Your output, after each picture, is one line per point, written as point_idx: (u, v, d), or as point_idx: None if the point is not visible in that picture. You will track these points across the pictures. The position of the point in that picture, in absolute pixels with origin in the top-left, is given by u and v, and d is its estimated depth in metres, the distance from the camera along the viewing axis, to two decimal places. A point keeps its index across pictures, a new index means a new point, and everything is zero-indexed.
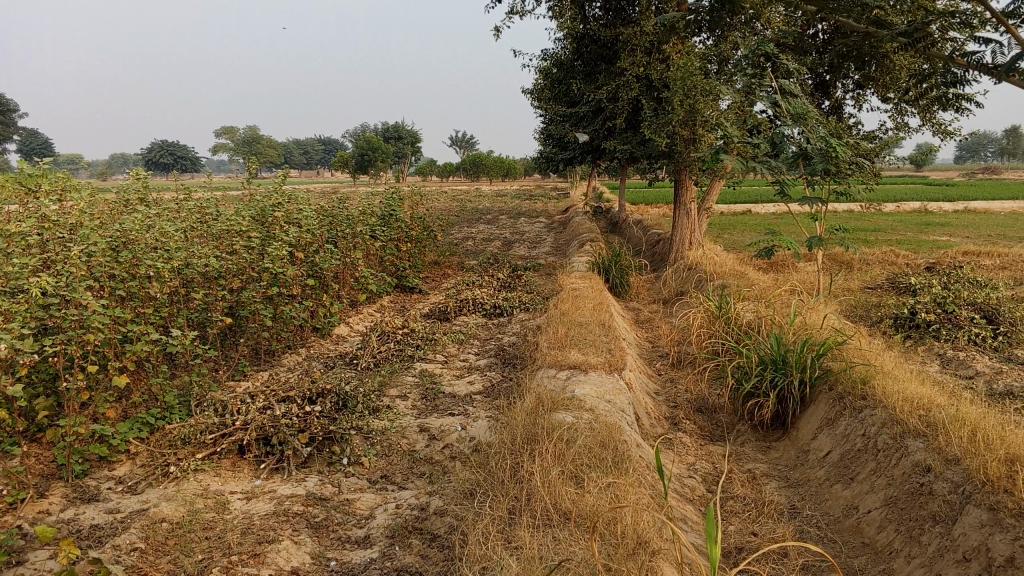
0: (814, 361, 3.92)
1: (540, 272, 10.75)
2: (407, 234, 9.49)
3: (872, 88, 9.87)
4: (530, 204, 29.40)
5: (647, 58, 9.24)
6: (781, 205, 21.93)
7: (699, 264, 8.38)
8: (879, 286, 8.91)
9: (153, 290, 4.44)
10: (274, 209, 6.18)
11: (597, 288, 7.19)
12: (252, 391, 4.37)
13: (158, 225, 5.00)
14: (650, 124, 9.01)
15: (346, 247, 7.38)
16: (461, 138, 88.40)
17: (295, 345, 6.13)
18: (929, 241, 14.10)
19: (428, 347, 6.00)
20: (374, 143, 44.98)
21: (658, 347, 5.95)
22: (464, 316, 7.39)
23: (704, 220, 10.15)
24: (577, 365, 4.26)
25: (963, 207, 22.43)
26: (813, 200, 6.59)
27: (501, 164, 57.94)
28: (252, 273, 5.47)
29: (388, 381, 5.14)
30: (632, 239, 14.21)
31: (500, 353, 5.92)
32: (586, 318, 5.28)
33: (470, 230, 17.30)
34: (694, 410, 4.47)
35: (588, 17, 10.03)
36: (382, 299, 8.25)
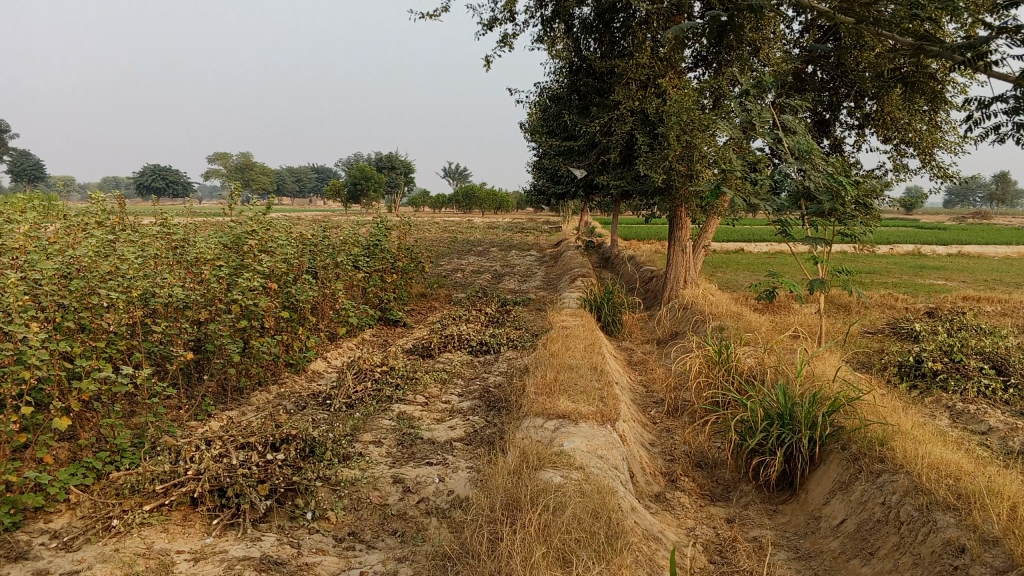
0: (826, 417, 3.60)
1: (530, 307, 10.43)
2: (393, 266, 9.16)
3: (872, 128, 9.66)
4: (521, 237, 29.16)
5: (643, 92, 9.03)
6: (774, 244, 21.75)
7: (694, 304, 8.07)
8: (879, 330, 8.61)
9: (107, 323, 4.10)
10: (249, 238, 5.85)
11: (588, 327, 6.87)
12: (212, 435, 4.01)
13: (119, 252, 4.69)
14: (647, 159, 8.78)
15: (326, 278, 7.04)
16: (455, 172, 88.88)
17: (267, 382, 5.76)
18: (925, 284, 13.85)
19: (408, 386, 5.65)
20: (367, 173, 44.85)
21: (652, 394, 5.62)
22: (449, 353, 7.04)
23: (699, 259, 9.88)
24: (565, 414, 3.92)
25: (956, 250, 22.32)
26: (815, 241, 6.30)
27: (493, 197, 57.92)
28: (220, 304, 5.14)
29: (363, 423, 4.78)
30: (625, 276, 13.92)
31: (484, 395, 5.57)
32: (576, 361, 4.95)
33: (460, 263, 16.97)
34: (692, 466, 4.13)
35: (583, 50, 9.84)
36: (363, 332, 7.90)
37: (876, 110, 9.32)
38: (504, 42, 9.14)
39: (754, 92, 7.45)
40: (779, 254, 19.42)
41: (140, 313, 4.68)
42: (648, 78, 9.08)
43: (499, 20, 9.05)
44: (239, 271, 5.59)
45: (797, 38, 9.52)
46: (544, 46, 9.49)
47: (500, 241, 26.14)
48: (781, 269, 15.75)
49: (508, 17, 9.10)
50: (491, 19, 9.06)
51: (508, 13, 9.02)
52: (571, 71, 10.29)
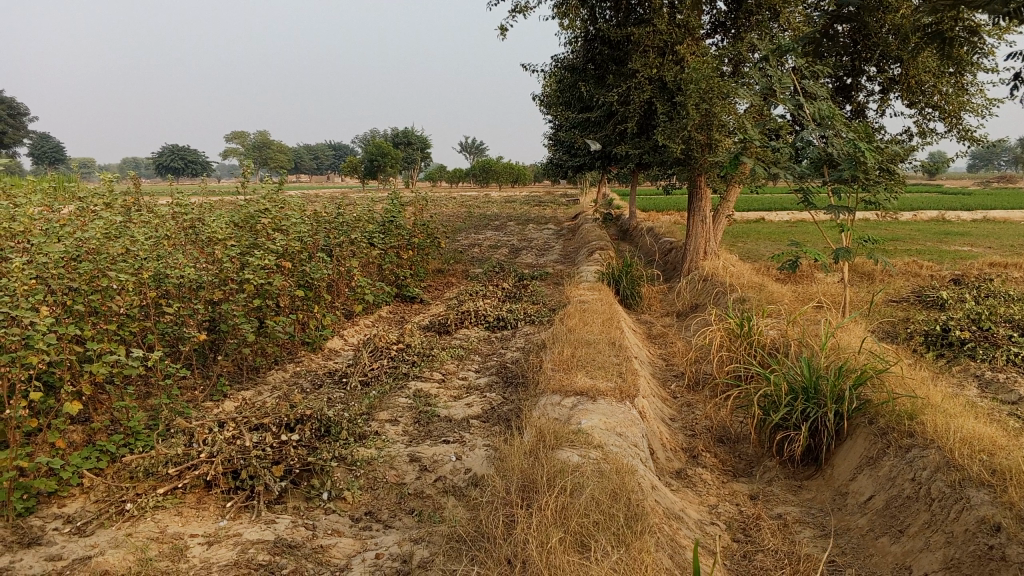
0: (853, 391, 3.49)
1: (548, 281, 10.33)
2: (409, 242, 9.08)
3: (897, 92, 9.40)
4: (539, 210, 28.99)
5: (660, 59, 8.83)
6: (795, 212, 21.46)
7: (715, 275, 7.94)
8: (905, 299, 8.43)
9: (117, 305, 4.06)
10: (261, 216, 5.78)
11: (607, 300, 6.76)
12: (225, 417, 3.97)
13: (128, 233, 4.64)
14: (665, 128, 8.60)
15: (341, 256, 6.97)
16: (472, 146, 88.52)
17: (283, 361, 5.72)
18: (950, 251, 13.59)
19: (424, 363, 5.58)
20: (384, 149, 44.70)
21: (673, 368, 5.52)
22: (466, 328, 6.97)
23: (719, 229, 9.71)
24: (583, 390, 3.84)
25: (981, 215, 21.92)
26: (838, 209, 6.13)
27: (510, 171, 57.62)
28: (233, 284, 5.10)
29: (378, 402, 4.72)
30: (644, 248, 13.76)
31: (501, 371, 5.49)
32: (594, 336, 4.86)
33: (477, 237, 16.86)
34: (714, 442, 4.04)
35: (598, 18, 9.63)
36: (379, 310, 7.84)
37: (900, 73, 9.07)
38: (518, 11, 8.96)
39: (775, 57, 7.26)
40: (800, 223, 19.16)
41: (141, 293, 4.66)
42: (665, 44, 8.87)
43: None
44: (251, 250, 5.53)
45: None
46: (559, 15, 9.29)
47: (517, 215, 25.98)
48: (802, 237, 15.52)
49: None
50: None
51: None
52: (587, 40, 10.09)
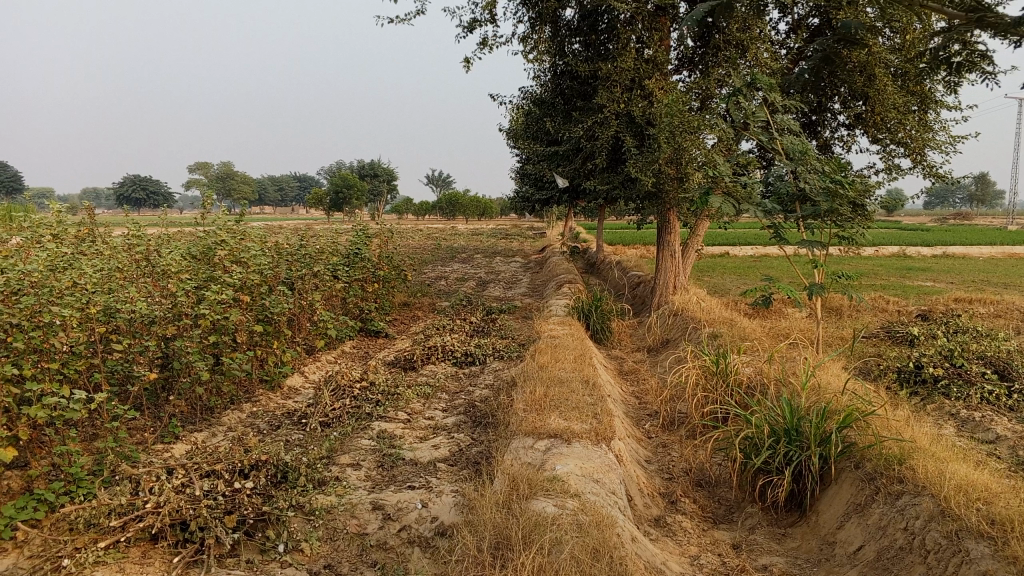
0: (839, 433, 3.35)
1: (515, 315, 10.16)
2: (373, 275, 8.86)
3: (862, 129, 9.48)
4: (505, 243, 28.91)
5: (628, 93, 8.79)
6: (760, 247, 21.62)
7: (686, 310, 7.83)
8: (874, 335, 8.39)
9: (60, 341, 3.80)
10: (219, 249, 5.55)
11: (577, 335, 6.61)
12: (174, 462, 3.71)
13: (75, 264, 4.39)
14: (635, 162, 8.53)
15: (303, 290, 6.74)
16: (438, 179, 88.72)
17: (239, 400, 5.45)
18: (913, 286, 13.70)
19: (389, 402, 5.36)
20: (350, 181, 44.48)
21: (646, 407, 5.35)
22: (432, 365, 6.76)
23: (689, 264, 9.64)
24: (557, 433, 3.65)
25: (941, 251, 22.26)
26: (811, 244, 6.07)
27: (477, 204, 57.68)
28: (188, 319, 4.86)
29: (340, 444, 4.49)
30: (612, 281, 13.67)
31: (469, 411, 5.29)
32: (567, 374, 4.68)
33: (444, 270, 16.66)
34: (692, 487, 3.87)
35: (566, 52, 9.60)
36: (343, 345, 7.59)
37: (865, 110, 9.15)
38: (486, 43, 8.89)
39: (744, 91, 7.23)
40: (765, 258, 19.26)
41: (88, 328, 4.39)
42: (633, 79, 8.84)
43: (480, 20, 8.80)
44: (208, 283, 5.29)
45: (784, 37, 9.32)
46: (527, 48, 9.24)
47: (484, 248, 25.86)
48: (768, 272, 15.56)
49: (489, 17, 8.85)
50: (472, 20, 8.81)
51: (490, 14, 8.78)
52: (554, 74, 10.05)
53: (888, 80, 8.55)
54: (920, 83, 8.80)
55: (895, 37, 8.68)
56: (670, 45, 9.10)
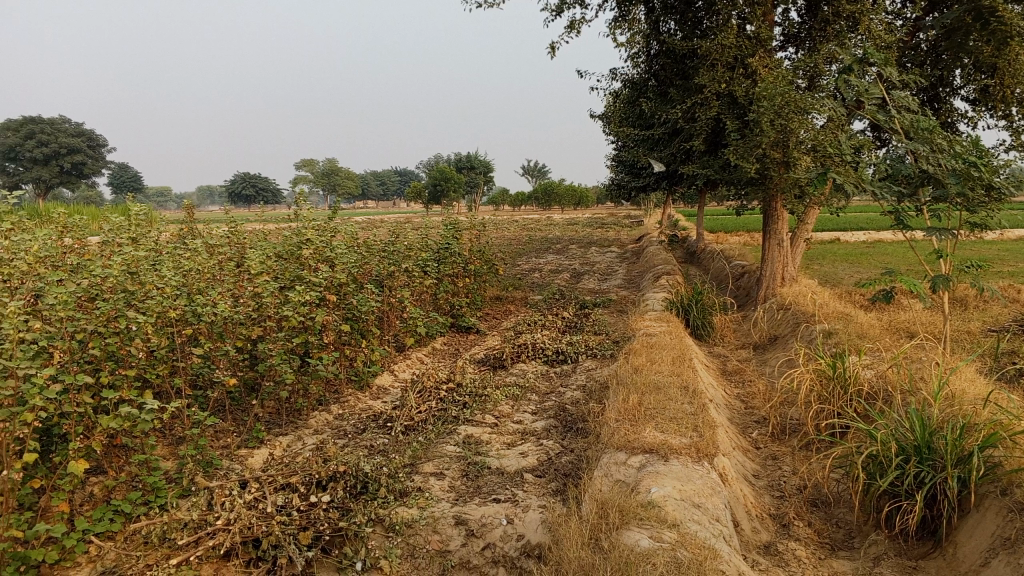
0: (981, 453, 2.90)
1: (611, 309, 9.80)
2: (465, 269, 8.67)
3: (988, 105, 8.69)
4: (602, 233, 28.45)
5: (728, 74, 8.30)
6: (873, 232, 20.45)
7: (794, 304, 7.30)
8: (1007, 329, 7.65)
9: (138, 347, 3.74)
10: (305, 247, 5.46)
11: (676, 333, 6.22)
12: (251, 473, 3.58)
13: (155, 269, 4.36)
14: (736, 147, 8.04)
15: (391, 287, 6.59)
16: (534, 169, 88.67)
17: (325, 401, 5.33)
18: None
19: (476, 404, 5.13)
20: (447, 173, 44.79)
21: (754, 414, 4.94)
22: (523, 363, 6.50)
23: (797, 253, 9.05)
24: (652, 448, 3.32)
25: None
26: (937, 232, 5.50)
27: (574, 193, 57.30)
28: (271, 320, 4.76)
29: (424, 451, 4.28)
30: (713, 271, 13.11)
31: (560, 414, 5.00)
32: (664, 379, 4.34)
33: (539, 262, 16.39)
34: (807, 508, 3.47)
35: (661, 32, 9.16)
36: (433, 341, 7.42)
37: (991, 83, 8.38)
38: (576, 28, 8.57)
39: (856, 68, 6.66)
40: (877, 244, 18.18)
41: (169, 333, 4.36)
42: (734, 58, 8.35)
43: (569, 4, 8.49)
44: (293, 282, 5.19)
45: (899, 9, 8.62)
46: (618, 31, 8.86)
47: (579, 238, 25.45)
48: (881, 260, 14.62)
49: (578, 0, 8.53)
50: (560, 4, 8.50)
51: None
52: (649, 56, 9.62)
53: (1021, 49, 7.75)
54: None
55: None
56: (773, 21, 8.54)
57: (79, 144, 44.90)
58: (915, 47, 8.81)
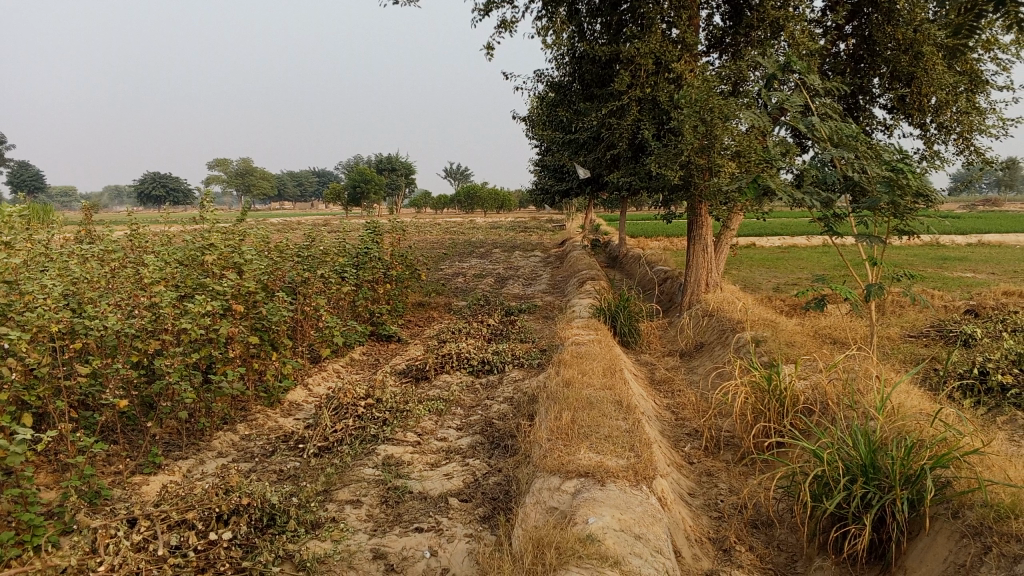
0: (932, 473, 2.77)
1: (536, 316, 9.60)
2: (385, 274, 8.32)
3: (904, 113, 8.84)
4: (525, 237, 28.33)
5: (653, 78, 8.19)
6: (789, 238, 20.91)
7: (720, 311, 7.23)
8: (924, 335, 7.76)
9: (11, 366, 3.31)
10: (209, 252, 5.05)
11: (604, 341, 6.04)
12: (140, 509, 3.19)
13: (35, 279, 3.93)
14: (659, 154, 7.93)
15: (305, 295, 6.21)
16: (456, 172, 88.49)
17: (232, 420, 4.93)
18: (954, 278, 13.00)
19: (396, 421, 4.82)
20: (367, 176, 44.05)
21: (686, 426, 4.78)
22: (446, 374, 6.21)
23: (722, 260, 9.03)
24: (588, 471, 3.09)
25: (975, 240, 21.38)
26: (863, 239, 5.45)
27: (496, 197, 57.29)
28: (168, 333, 4.36)
29: (339, 476, 3.95)
30: (637, 275, 13.05)
31: (486, 430, 4.74)
32: (596, 393, 4.12)
33: (461, 267, 16.11)
34: (748, 530, 3.30)
35: (585, 35, 9.02)
36: (351, 351, 7.05)
37: (907, 92, 8.51)
38: (499, 26, 8.33)
39: (781, 73, 6.60)
40: (793, 249, 18.59)
41: (52, 348, 3.92)
42: (658, 62, 8.25)
43: (495, 2, 8.23)
44: (195, 292, 4.78)
45: (819, 17, 8.68)
46: (543, 31, 8.66)
47: (503, 242, 25.26)
48: (798, 266, 14.87)
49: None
50: (486, 1, 8.24)
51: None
52: (572, 59, 9.45)
53: (936, 59, 7.86)
54: (969, 62, 8.12)
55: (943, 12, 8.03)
56: (697, 25, 8.49)
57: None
58: (834, 54, 8.89)
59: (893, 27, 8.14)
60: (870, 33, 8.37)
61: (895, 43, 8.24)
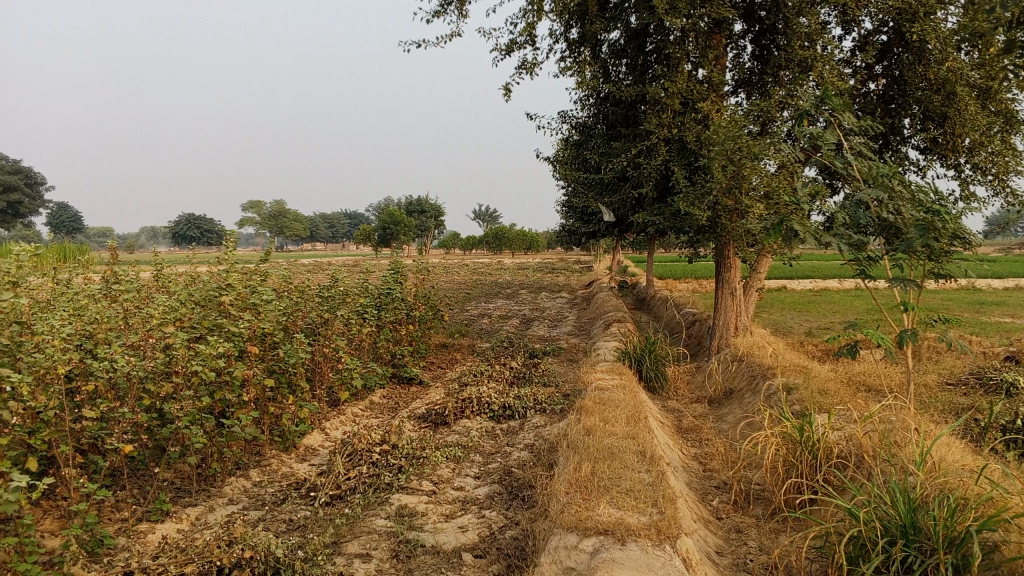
0: (978, 537, 2.56)
1: (561, 359, 9.43)
2: (408, 316, 8.23)
3: (938, 154, 8.65)
4: (552, 278, 28.23)
5: (679, 118, 8.10)
6: (820, 280, 20.60)
7: (750, 356, 7.02)
8: (963, 382, 7.47)
9: (14, 410, 3.23)
10: (225, 293, 4.98)
11: (628, 386, 5.86)
12: (138, 562, 3.06)
13: (47, 319, 3.87)
14: (687, 195, 7.79)
15: (324, 337, 6.12)
16: (485, 214, 89.03)
17: (245, 465, 4.82)
18: (993, 322, 12.64)
19: (412, 467, 4.67)
20: (397, 217, 44.36)
21: (713, 478, 4.57)
22: (466, 419, 6.06)
23: (751, 303, 8.83)
24: (607, 529, 2.91)
25: (1012, 283, 20.89)
26: (899, 283, 5.25)
27: (524, 238, 57.39)
28: (179, 375, 4.27)
29: (350, 527, 3.80)
30: (664, 318, 12.86)
31: (504, 479, 4.57)
32: (619, 443, 3.94)
33: (487, 308, 16.00)
34: None
35: (611, 76, 8.97)
36: (371, 394, 6.93)
37: (941, 132, 8.33)
38: (523, 68, 8.32)
39: (810, 113, 6.47)
40: (824, 292, 18.29)
41: (62, 391, 3.85)
42: (684, 103, 8.16)
43: (519, 43, 8.24)
44: (210, 334, 4.71)
45: (848, 57, 8.55)
46: (568, 72, 8.63)
47: (530, 283, 25.16)
48: (829, 309, 14.59)
49: (528, 39, 8.28)
50: (510, 43, 8.24)
51: (529, 36, 8.21)
52: (598, 100, 9.40)
53: (970, 99, 7.69)
54: (1004, 102, 7.95)
55: (976, 51, 7.88)
56: (723, 65, 8.40)
57: (14, 180, 43.35)
58: (864, 95, 8.75)
59: (925, 67, 8.00)
60: (902, 74, 8.22)
61: (926, 83, 8.08)
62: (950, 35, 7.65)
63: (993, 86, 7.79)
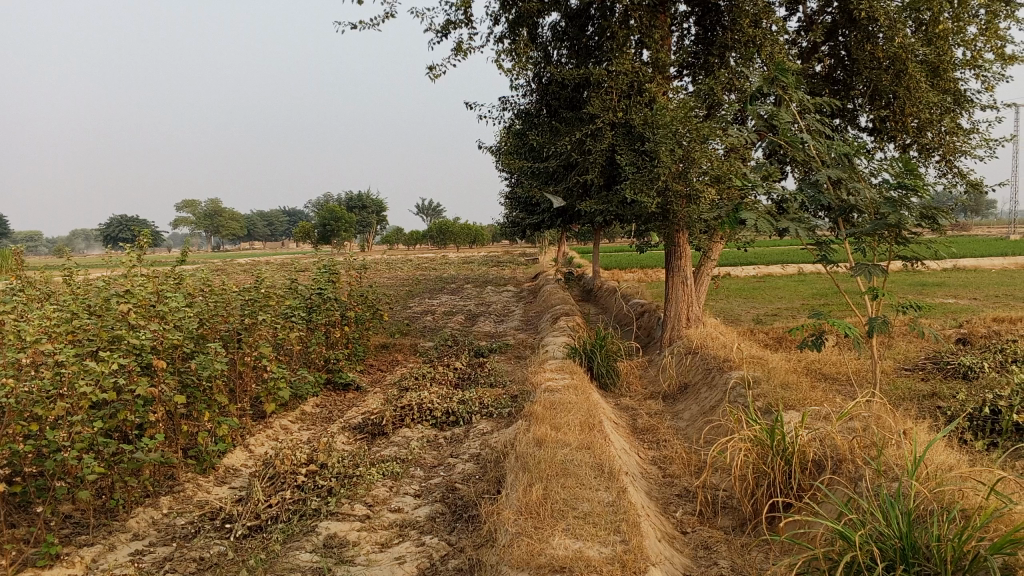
0: (994, 564, 2.21)
1: (507, 356, 9.01)
2: (343, 316, 7.69)
3: (887, 135, 8.44)
4: (498, 272, 27.83)
5: (625, 101, 7.71)
6: (765, 267, 20.57)
7: (704, 348, 6.70)
8: (919, 369, 7.26)
9: None
10: (125, 301, 4.41)
11: (580, 386, 5.46)
12: None
13: None
14: (633, 181, 7.37)
15: (248, 344, 5.57)
16: (427, 209, 88.20)
17: (154, 493, 4.28)
18: (939, 304, 12.60)
19: (344, 488, 4.20)
20: (338, 213, 43.37)
21: (675, 485, 4.19)
22: (406, 428, 5.59)
23: (702, 291, 8.50)
24: (564, 566, 2.49)
25: (952, 263, 21.12)
26: (862, 268, 4.87)
27: (467, 231, 56.84)
28: (68, 397, 3.72)
29: (270, 565, 3.32)
30: (613, 309, 12.52)
31: (447, 498, 4.12)
32: (573, 456, 3.52)
33: (430, 304, 15.48)
34: None
35: (552, 58, 8.55)
36: (303, 404, 6.40)
37: (891, 112, 8.10)
38: (459, 49, 7.85)
39: (761, 91, 6.12)
40: (769, 278, 18.22)
41: None
42: (629, 85, 7.79)
43: (453, 22, 7.77)
44: (110, 347, 4.14)
45: (793, 37, 8.29)
46: (506, 55, 8.18)
47: (475, 277, 24.70)
48: (777, 295, 14.45)
49: (463, 19, 7.82)
50: (443, 22, 7.77)
51: (464, 14, 7.75)
52: (540, 84, 8.97)
53: (920, 77, 7.46)
54: (952, 80, 7.75)
55: (922, 29, 7.68)
56: (667, 46, 8.06)
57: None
58: (810, 76, 8.51)
59: (873, 45, 7.76)
60: (853, 52, 7.96)
61: (874, 62, 7.85)
62: (897, 11, 7.41)
63: (941, 62, 7.57)
